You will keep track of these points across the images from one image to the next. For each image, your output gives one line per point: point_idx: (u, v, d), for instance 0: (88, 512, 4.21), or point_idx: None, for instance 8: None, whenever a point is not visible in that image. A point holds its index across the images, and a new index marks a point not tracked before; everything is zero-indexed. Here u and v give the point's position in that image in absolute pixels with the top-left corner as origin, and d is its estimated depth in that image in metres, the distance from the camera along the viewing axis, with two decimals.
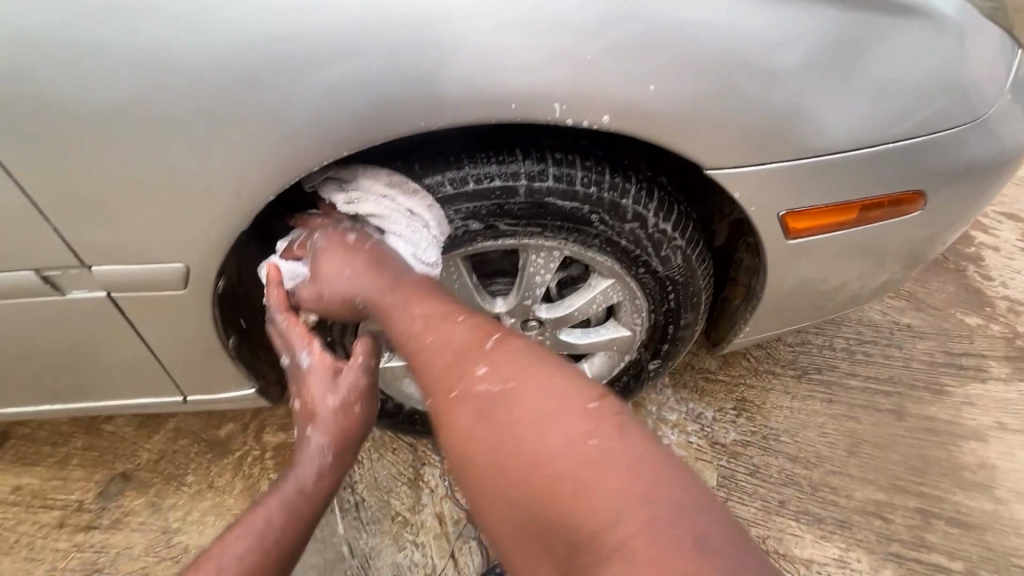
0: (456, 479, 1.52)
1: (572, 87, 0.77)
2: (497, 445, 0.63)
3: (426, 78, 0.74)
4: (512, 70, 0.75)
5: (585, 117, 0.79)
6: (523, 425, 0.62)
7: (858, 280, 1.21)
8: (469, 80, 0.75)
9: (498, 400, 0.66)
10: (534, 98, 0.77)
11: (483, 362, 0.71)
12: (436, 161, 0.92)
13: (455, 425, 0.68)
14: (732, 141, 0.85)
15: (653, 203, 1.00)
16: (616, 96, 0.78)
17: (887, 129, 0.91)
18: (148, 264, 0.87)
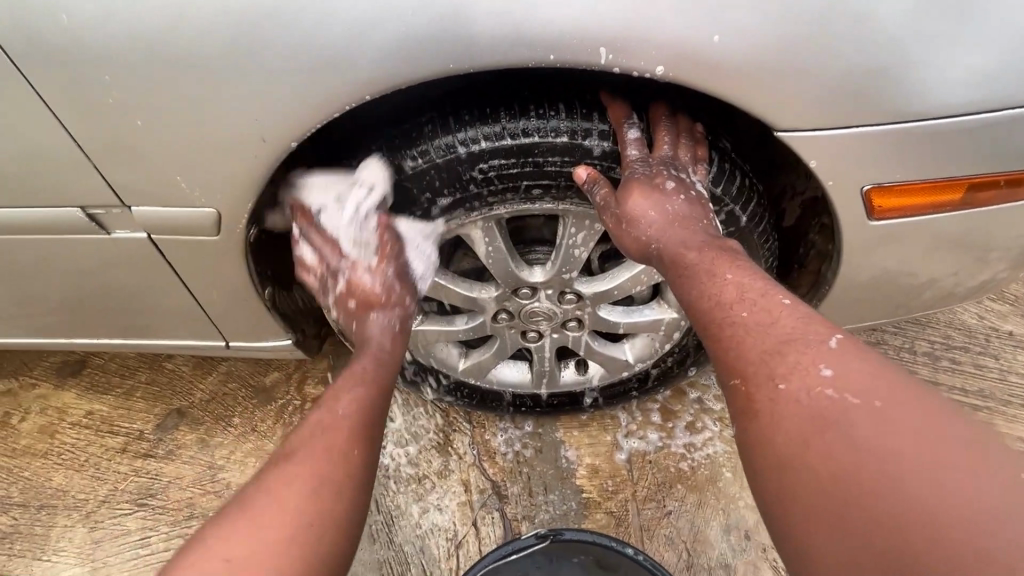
0: (485, 449, 1.50)
1: (621, 30, 0.68)
2: (843, 468, 0.58)
3: (457, 16, 0.68)
4: (554, 8, 0.67)
5: (634, 66, 0.70)
6: (892, 451, 0.56)
7: (955, 277, 1.04)
8: (505, 19, 0.68)
9: (858, 417, 0.59)
10: (576, 42, 0.69)
11: (826, 365, 0.64)
12: (473, 114, 0.86)
13: (776, 427, 0.64)
14: (810, 98, 0.73)
15: (712, 171, 0.89)
16: (673, 41, 0.68)
17: (1014, 89, 0.75)
18: (183, 207, 0.88)
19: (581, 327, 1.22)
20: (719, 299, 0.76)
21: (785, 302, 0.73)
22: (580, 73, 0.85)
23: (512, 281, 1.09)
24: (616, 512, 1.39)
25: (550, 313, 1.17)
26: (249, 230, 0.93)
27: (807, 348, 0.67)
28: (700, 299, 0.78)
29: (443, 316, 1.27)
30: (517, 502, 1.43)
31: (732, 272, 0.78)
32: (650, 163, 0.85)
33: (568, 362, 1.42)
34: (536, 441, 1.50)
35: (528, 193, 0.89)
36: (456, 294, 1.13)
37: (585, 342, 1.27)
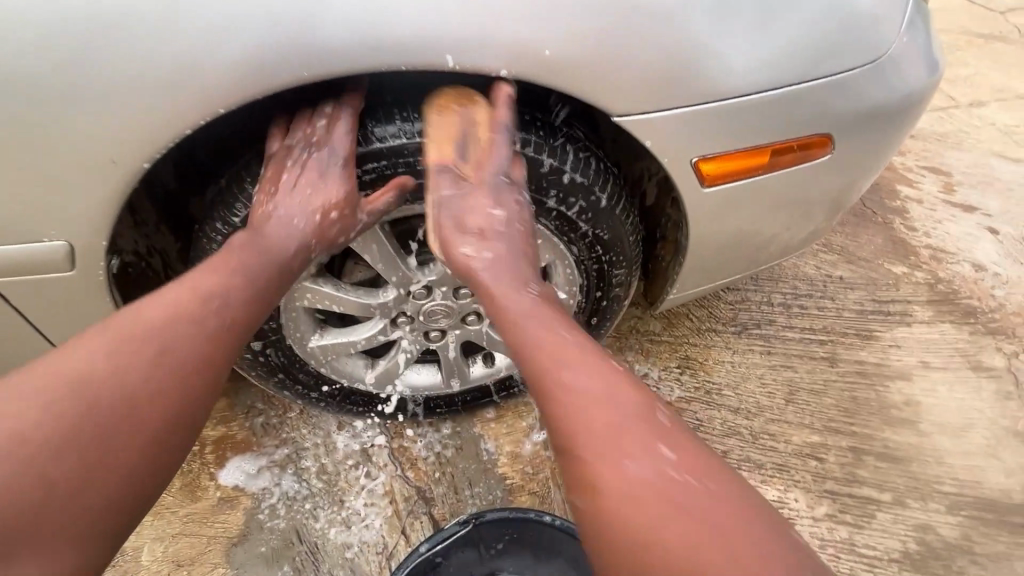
0: (406, 458, 1.49)
1: (459, 33, 0.76)
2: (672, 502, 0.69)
3: (305, 27, 0.73)
4: (400, 17, 0.74)
5: (481, 65, 0.79)
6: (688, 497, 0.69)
7: (784, 230, 1.24)
8: (349, 28, 0.74)
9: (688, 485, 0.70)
10: (423, 44, 0.76)
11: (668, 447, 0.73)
12: (342, 121, 0.90)
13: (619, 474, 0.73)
14: (635, 86, 0.85)
15: (570, 158, 1.00)
16: (510, 41, 0.77)
17: (785, 71, 0.93)
18: (34, 244, 0.84)
19: (481, 319, 1.27)
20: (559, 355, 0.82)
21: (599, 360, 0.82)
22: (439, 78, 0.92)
23: (404, 282, 1.12)
24: (539, 491, 1.46)
25: (447, 309, 1.21)
26: (111, 262, 0.90)
27: (648, 431, 0.75)
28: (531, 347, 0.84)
29: (342, 328, 1.26)
30: (443, 502, 1.44)
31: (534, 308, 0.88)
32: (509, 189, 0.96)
33: (475, 357, 1.45)
34: (455, 440, 1.53)
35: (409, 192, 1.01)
36: (350, 303, 1.15)
37: (487, 335, 1.31)
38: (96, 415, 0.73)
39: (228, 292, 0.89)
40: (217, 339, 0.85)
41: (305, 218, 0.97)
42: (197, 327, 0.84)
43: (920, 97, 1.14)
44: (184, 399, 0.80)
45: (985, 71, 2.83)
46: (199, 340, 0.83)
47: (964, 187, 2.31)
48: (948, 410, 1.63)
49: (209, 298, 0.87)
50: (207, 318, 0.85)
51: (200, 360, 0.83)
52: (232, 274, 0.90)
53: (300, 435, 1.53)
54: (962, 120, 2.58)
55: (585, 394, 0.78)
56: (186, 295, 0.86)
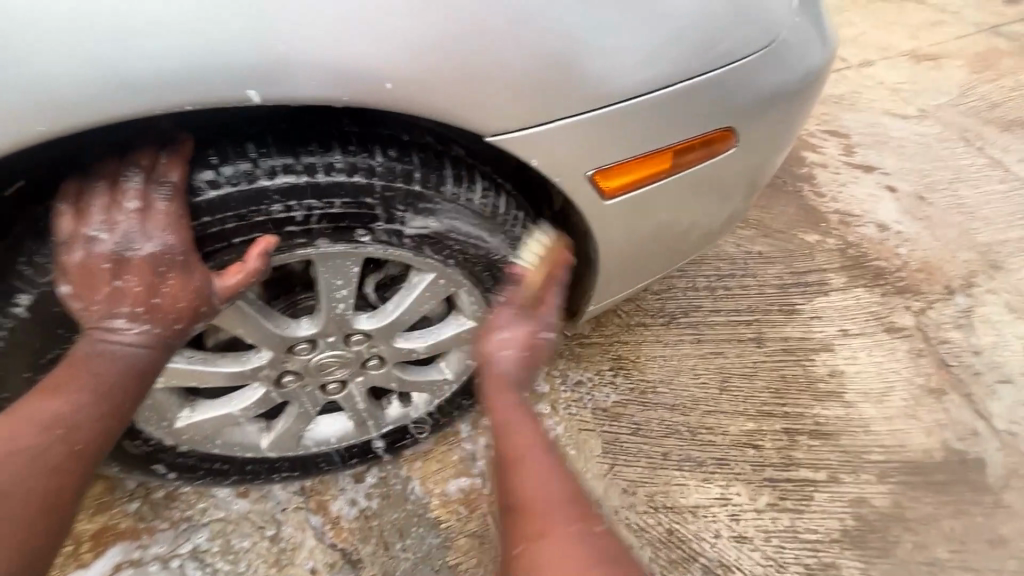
0: (326, 519, 1.34)
1: (267, 59, 0.62)
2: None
3: (26, 56, 0.57)
4: (166, 40, 0.59)
5: (295, 94, 0.64)
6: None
7: (700, 221, 1.17)
8: (107, 60, 0.58)
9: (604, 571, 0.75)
10: (206, 72, 0.61)
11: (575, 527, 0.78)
12: (132, 175, 0.69)
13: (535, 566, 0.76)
14: (502, 99, 0.72)
15: (448, 181, 0.84)
16: (332, 58, 0.63)
17: (675, 64, 0.83)
18: None
19: (384, 363, 1.12)
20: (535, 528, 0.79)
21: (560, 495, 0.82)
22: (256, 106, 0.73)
23: (279, 339, 0.95)
24: (478, 530, 1.35)
25: (341, 361, 1.05)
26: None
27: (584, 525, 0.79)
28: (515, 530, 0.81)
29: (218, 397, 1.07)
30: (373, 562, 1.30)
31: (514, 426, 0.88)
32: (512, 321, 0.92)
33: (390, 398, 1.30)
34: (382, 488, 1.39)
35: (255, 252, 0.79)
36: (217, 374, 0.96)
37: (395, 377, 1.17)
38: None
39: (75, 406, 0.71)
40: (57, 453, 0.69)
41: (140, 288, 0.72)
42: (28, 463, 0.67)
43: (819, 71, 1.08)
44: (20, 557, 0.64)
45: (867, 29, 2.94)
46: (23, 472, 0.66)
47: (862, 148, 2.38)
48: (868, 375, 1.67)
49: (53, 423, 0.70)
50: (53, 428, 0.70)
51: (35, 495, 0.67)
52: (85, 387, 0.72)
53: (199, 513, 1.34)
54: (853, 81, 2.66)
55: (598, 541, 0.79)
56: (18, 428, 0.68)
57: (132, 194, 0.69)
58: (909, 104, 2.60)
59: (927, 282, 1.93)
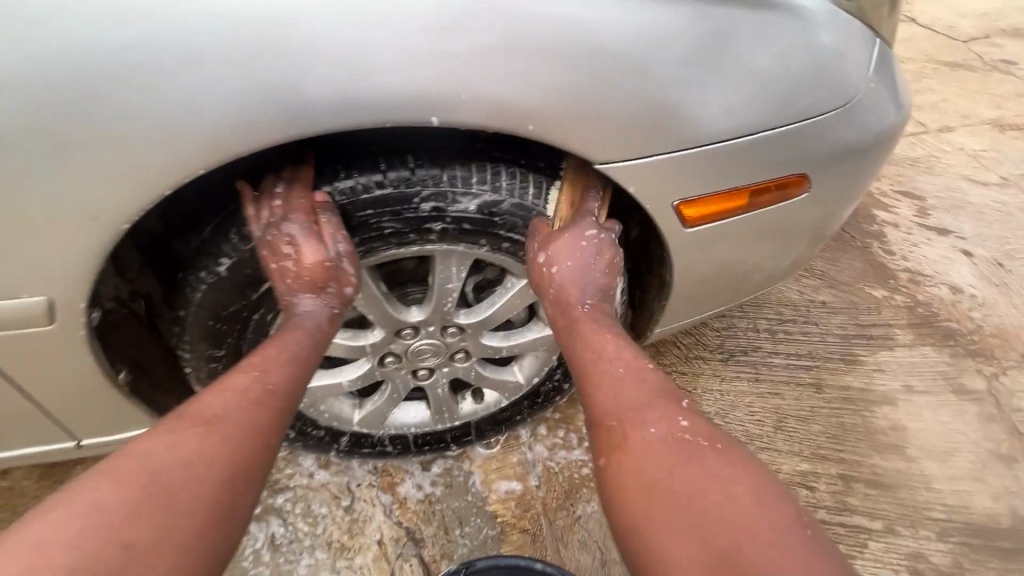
0: (395, 499, 1.48)
1: (446, 93, 0.77)
2: (686, 469, 0.75)
3: (286, 80, 0.72)
4: (380, 71, 0.74)
5: (460, 120, 0.80)
6: (718, 476, 0.73)
7: (767, 261, 1.26)
8: (336, 82, 0.73)
9: (714, 451, 0.77)
10: (404, 99, 0.76)
11: (683, 417, 0.84)
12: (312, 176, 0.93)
13: (639, 467, 0.79)
14: (616, 136, 0.87)
15: (554, 201, 1.01)
16: (494, 94, 0.78)
17: (760, 116, 0.96)
18: (6, 301, 0.79)
19: (469, 357, 1.27)
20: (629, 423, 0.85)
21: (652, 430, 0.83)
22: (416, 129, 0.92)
23: (393, 322, 1.12)
24: (530, 529, 1.44)
25: (436, 348, 1.20)
26: (91, 319, 0.86)
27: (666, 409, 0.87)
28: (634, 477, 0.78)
29: (329, 369, 1.25)
30: (434, 543, 1.41)
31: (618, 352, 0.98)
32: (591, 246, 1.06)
33: (464, 394, 1.44)
34: (446, 478, 1.51)
35: (396, 243, 0.98)
36: (339, 345, 1.14)
37: (475, 371, 1.32)
38: (141, 498, 0.68)
39: (270, 368, 0.92)
40: (259, 396, 0.87)
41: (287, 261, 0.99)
42: (240, 411, 0.83)
43: (891, 131, 1.18)
44: (240, 479, 0.76)
45: (948, 96, 2.96)
46: (235, 407, 0.83)
47: (937, 211, 2.38)
48: (932, 433, 1.65)
49: (255, 379, 0.89)
50: (260, 381, 0.89)
51: (245, 432, 0.81)
52: (280, 358, 0.94)
53: (286, 477, 1.50)
54: (931, 146, 2.67)
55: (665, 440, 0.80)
56: (230, 387, 0.86)
57: (321, 186, 0.92)
58: (990, 171, 2.58)
59: (1002, 349, 1.89)
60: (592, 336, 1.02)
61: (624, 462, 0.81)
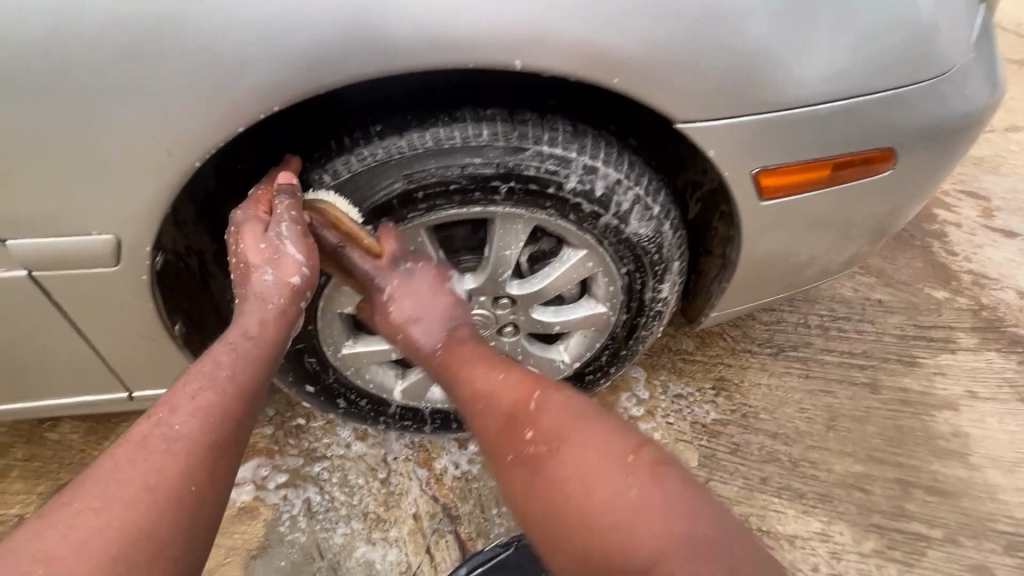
0: (432, 475, 1.45)
1: (531, 37, 0.73)
2: (518, 471, 0.75)
3: (372, 16, 0.69)
4: (465, 12, 0.71)
5: (547, 67, 0.75)
6: (574, 488, 0.68)
7: (839, 246, 1.19)
8: (419, 19, 0.70)
9: (552, 456, 0.73)
10: (487, 42, 0.73)
11: (531, 427, 0.78)
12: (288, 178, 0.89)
13: (529, 485, 0.73)
14: (699, 94, 0.83)
15: (624, 165, 0.96)
16: (579, 41, 0.74)
17: (851, 82, 0.90)
18: (76, 238, 0.78)
19: (517, 332, 1.22)
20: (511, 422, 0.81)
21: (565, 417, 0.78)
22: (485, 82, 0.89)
23: None
24: None
25: (484, 320, 1.17)
26: (156, 261, 0.84)
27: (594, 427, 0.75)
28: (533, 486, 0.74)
29: (376, 335, 1.22)
30: (470, 521, 1.39)
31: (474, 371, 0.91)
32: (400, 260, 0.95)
33: None
34: (483, 456, 1.48)
35: (459, 201, 0.92)
36: None
37: (522, 348, 1.27)
38: (66, 567, 0.55)
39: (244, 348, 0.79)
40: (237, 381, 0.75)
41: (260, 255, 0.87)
42: (197, 426, 0.69)
43: (985, 110, 1.10)
44: (201, 505, 0.64)
45: (1016, 93, 2.79)
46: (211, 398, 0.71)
47: (1004, 212, 2.25)
48: (996, 442, 1.57)
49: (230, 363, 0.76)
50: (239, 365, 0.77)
51: (202, 442, 0.67)
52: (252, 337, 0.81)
53: (323, 446, 1.49)
54: (997, 144, 2.53)
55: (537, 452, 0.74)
56: (170, 400, 0.70)
57: (388, 136, 0.87)
58: None
59: None
60: (453, 361, 0.95)
61: (500, 468, 0.79)
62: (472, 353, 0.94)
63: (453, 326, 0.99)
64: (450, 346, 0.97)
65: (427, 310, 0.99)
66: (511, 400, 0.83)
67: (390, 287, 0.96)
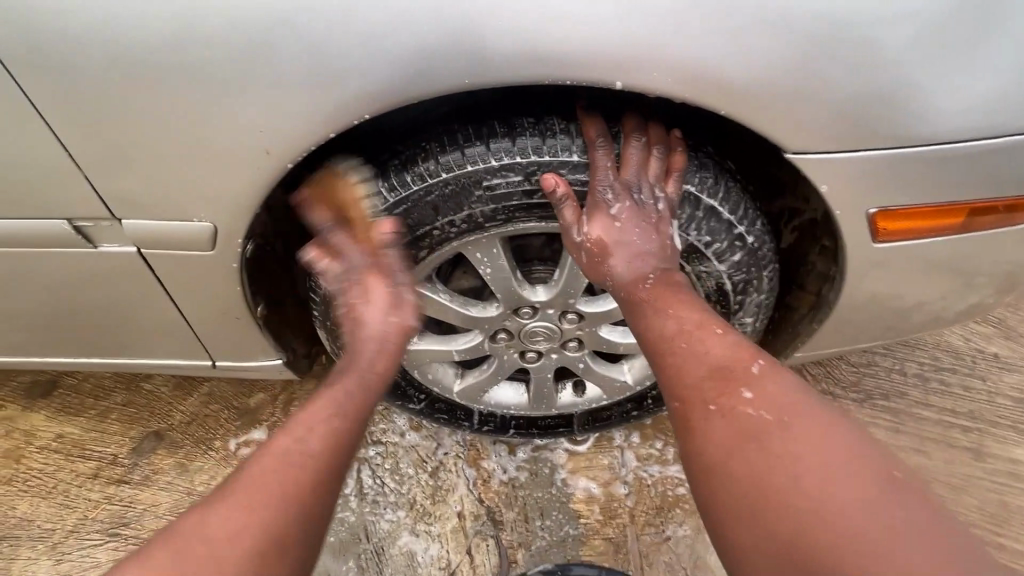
0: (480, 476, 1.45)
1: (638, 55, 0.69)
2: (747, 449, 0.65)
3: (472, 28, 0.68)
4: (570, 25, 0.68)
5: (648, 86, 0.71)
6: (788, 443, 0.63)
7: (958, 298, 1.05)
8: (522, 31, 0.68)
9: (771, 431, 0.65)
10: (590, 57, 0.70)
11: (748, 388, 0.69)
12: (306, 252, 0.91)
13: (702, 448, 0.69)
14: (816, 123, 0.75)
15: (722, 193, 0.89)
16: (691, 59, 0.69)
17: (1005, 117, 0.78)
18: (180, 221, 0.85)
19: (581, 348, 1.20)
20: (688, 391, 0.73)
21: (746, 395, 0.69)
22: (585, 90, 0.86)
23: (515, 299, 1.06)
24: (615, 538, 1.36)
25: (550, 333, 1.14)
26: (245, 248, 0.90)
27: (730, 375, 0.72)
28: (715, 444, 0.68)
29: (439, 336, 1.21)
30: (512, 529, 1.38)
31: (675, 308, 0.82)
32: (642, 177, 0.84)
33: (565, 383, 1.37)
34: (532, 465, 1.46)
35: (540, 213, 0.90)
36: (456, 313, 1.09)
37: (584, 363, 1.24)
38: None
39: (359, 383, 0.83)
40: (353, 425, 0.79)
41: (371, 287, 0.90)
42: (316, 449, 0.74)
43: None
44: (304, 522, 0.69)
45: None
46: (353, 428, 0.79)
47: None
48: None
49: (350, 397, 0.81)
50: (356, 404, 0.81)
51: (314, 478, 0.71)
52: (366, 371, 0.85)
53: (378, 431, 1.52)
54: None
55: (730, 414, 0.68)
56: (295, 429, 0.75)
57: (475, 145, 0.85)
58: None
59: None
60: (659, 300, 0.83)
61: (695, 432, 0.71)
62: (689, 300, 0.83)
63: (670, 268, 0.87)
64: (665, 283, 0.85)
65: (652, 241, 0.87)
66: (720, 355, 0.74)
67: (607, 177, 0.84)
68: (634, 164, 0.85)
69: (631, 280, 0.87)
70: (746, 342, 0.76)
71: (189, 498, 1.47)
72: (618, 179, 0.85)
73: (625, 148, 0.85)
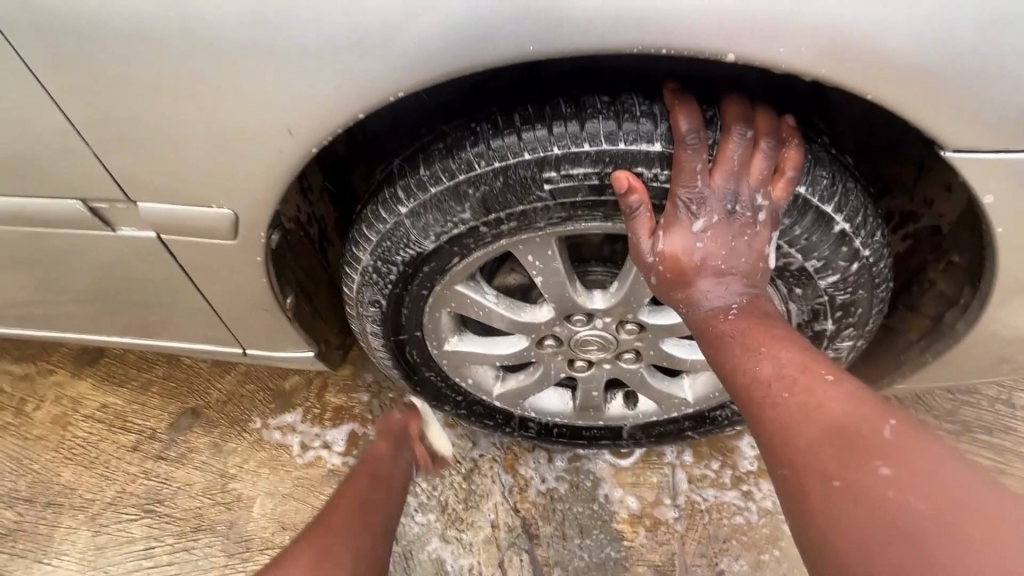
0: (517, 485, 1.35)
1: (763, 18, 0.55)
2: (896, 545, 0.50)
3: None
4: None
5: (767, 58, 0.57)
6: (924, 520, 0.49)
7: None
8: None
9: (916, 518, 0.50)
10: (699, 20, 0.55)
11: (883, 461, 0.54)
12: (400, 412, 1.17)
13: (829, 531, 0.54)
14: (983, 111, 0.59)
15: (836, 198, 0.72)
16: (832, 24, 0.54)
17: None
18: (199, 207, 0.77)
19: (639, 359, 1.06)
20: (804, 457, 0.59)
21: (882, 468, 0.53)
22: (676, 66, 0.72)
23: (569, 305, 0.93)
24: (661, 565, 1.24)
25: (606, 342, 1.01)
26: (270, 237, 0.81)
27: (857, 438, 0.56)
28: (841, 528, 0.53)
29: (481, 336, 1.10)
30: (548, 544, 1.28)
31: (777, 347, 0.67)
32: (741, 183, 0.69)
33: (616, 393, 1.24)
34: (573, 476, 1.35)
35: (606, 212, 0.75)
36: (501, 316, 0.98)
37: (641, 376, 1.10)
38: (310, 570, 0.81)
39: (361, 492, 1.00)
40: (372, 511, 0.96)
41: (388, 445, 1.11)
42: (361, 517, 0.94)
43: None
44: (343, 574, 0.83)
45: None
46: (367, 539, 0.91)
47: None
48: None
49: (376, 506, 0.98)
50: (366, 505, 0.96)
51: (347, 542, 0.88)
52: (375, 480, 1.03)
53: None
54: None
55: (865, 489, 0.53)
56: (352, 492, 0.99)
57: (534, 127, 0.71)
58: None
59: None
60: (751, 338, 0.69)
61: (813, 514, 0.56)
62: (788, 336, 0.69)
63: (759, 294, 0.73)
64: (756, 316, 0.71)
65: (741, 262, 0.72)
66: (840, 414, 0.59)
67: (693, 184, 0.69)
68: (730, 168, 0.69)
69: (710, 310, 0.73)
70: (871, 394, 0.61)
71: (222, 480, 1.45)
72: (706, 187, 0.69)
73: (721, 145, 0.69)
